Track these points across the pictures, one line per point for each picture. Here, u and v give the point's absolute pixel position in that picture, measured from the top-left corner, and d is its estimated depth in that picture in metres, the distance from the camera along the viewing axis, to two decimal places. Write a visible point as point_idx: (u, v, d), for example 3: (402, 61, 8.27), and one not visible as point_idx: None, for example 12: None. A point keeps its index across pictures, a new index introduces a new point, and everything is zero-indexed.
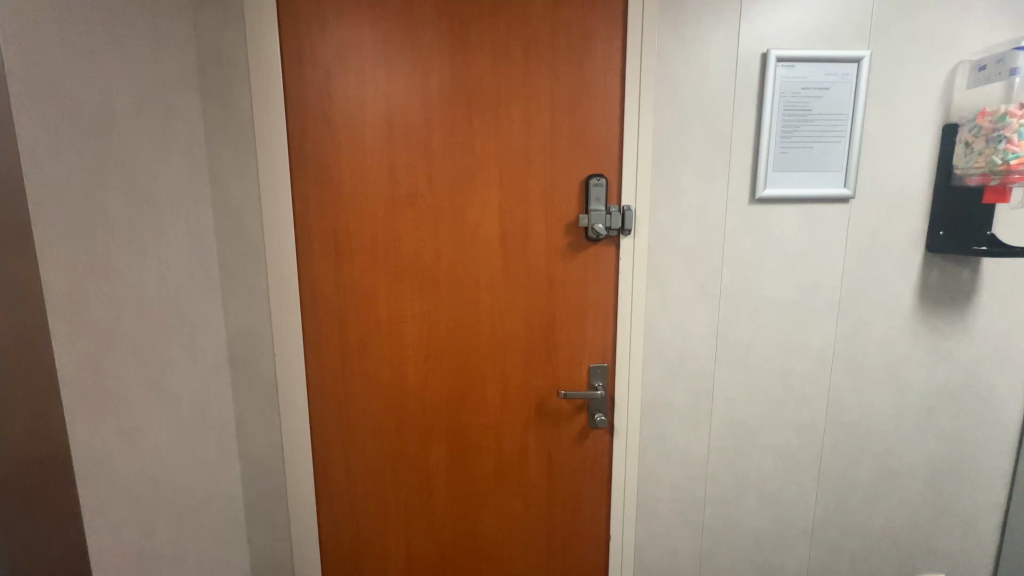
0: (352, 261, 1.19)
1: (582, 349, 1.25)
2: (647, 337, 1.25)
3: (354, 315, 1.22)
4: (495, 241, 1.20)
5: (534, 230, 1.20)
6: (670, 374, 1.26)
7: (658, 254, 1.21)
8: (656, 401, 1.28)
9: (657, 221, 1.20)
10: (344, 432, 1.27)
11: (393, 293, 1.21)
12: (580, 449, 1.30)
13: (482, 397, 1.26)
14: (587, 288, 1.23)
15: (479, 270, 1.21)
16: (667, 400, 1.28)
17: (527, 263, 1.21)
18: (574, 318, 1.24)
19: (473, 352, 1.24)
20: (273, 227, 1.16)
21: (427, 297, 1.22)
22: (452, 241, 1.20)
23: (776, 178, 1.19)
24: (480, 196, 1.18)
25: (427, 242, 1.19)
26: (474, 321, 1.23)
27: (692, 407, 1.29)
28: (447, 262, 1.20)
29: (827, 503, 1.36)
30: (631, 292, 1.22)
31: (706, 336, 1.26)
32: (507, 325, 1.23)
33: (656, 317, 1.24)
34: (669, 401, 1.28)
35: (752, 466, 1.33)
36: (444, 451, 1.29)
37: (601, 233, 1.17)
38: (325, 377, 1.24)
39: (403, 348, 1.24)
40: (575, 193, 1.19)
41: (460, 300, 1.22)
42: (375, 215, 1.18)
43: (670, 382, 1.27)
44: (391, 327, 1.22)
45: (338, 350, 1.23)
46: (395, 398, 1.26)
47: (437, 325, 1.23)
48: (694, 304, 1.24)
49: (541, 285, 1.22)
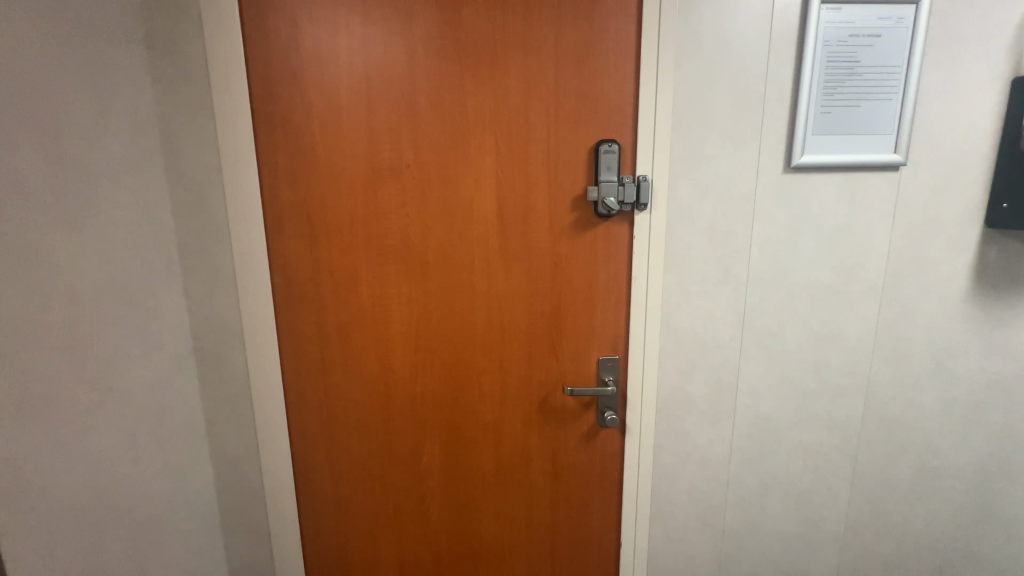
0: (330, 242, 1.06)
1: (590, 340, 1.12)
2: (664, 326, 1.11)
3: (334, 302, 1.08)
4: (492, 218, 1.05)
5: (536, 206, 1.05)
6: (689, 367, 1.13)
7: (677, 233, 1.06)
8: (672, 397, 1.15)
9: (676, 193, 1.04)
10: (327, 431, 1.15)
11: (376, 279, 1.07)
12: (588, 449, 1.18)
13: (480, 393, 1.14)
14: (596, 271, 1.08)
15: (474, 251, 1.07)
16: (685, 395, 1.15)
17: (529, 244, 1.07)
18: (582, 305, 1.10)
19: (468, 344, 1.11)
20: (239, 203, 1.02)
21: (416, 283, 1.08)
22: (443, 219, 1.05)
23: (815, 142, 1.03)
24: (475, 167, 1.03)
25: (414, 220, 1.05)
26: (469, 309, 1.09)
27: (713, 403, 1.15)
28: (437, 243, 1.06)
29: (860, 505, 1.23)
30: (645, 276, 1.07)
31: (730, 325, 1.12)
32: (506, 314, 1.10)
33: (674, 304, 1.10)
34: (687, 396, 1.15)
35: (779, 466, 1.20)
36: (438, 452, 1.17)
37: (612, 207, 1.02)
38: (303, 371, 1.11)
39: (390, 340, 1.10)
40: (583, 162, 1.04)
41: (453, 287, 1.08)
42: (355, 189, 1.03)
43: (689, 376, 1.13)
44: (376, 317, 1.09)
45: (317, 342, 1.10)
46: (383, 394, 1.13)
47: (428, 314, 1.09)
48: (716, 289, 1.09)
49: (545, 267, 1.08)
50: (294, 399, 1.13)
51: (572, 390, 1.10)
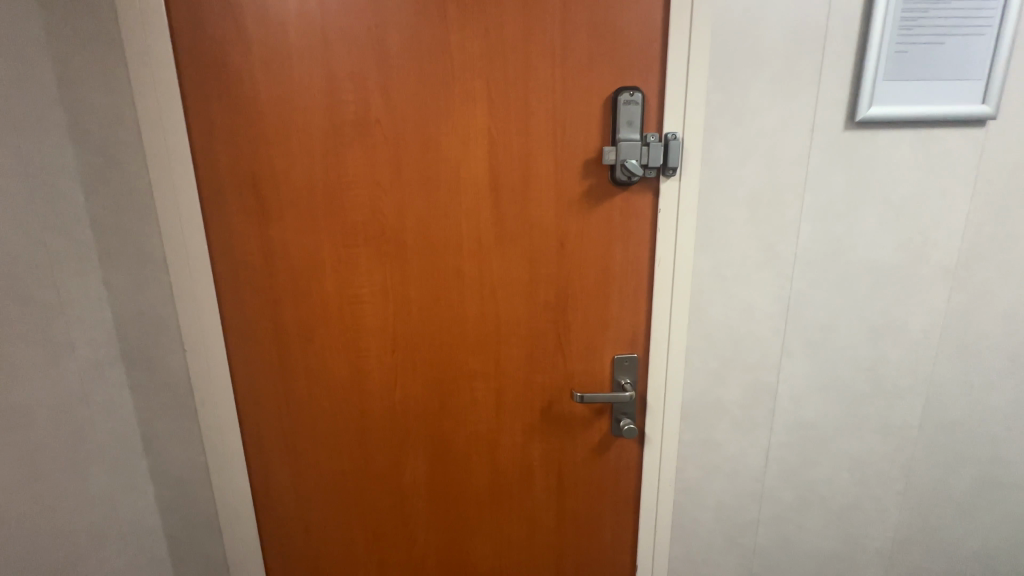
0: (285, 219, 0.85)
1: (604, 335, 0.93)
2: (693, 318, 0.92)
3: (291, 293, 0.88)
4: (485, 188, 0.85)
5: (538, 172, 0.85)
6: (721, 366, 0.95)
7: (712, 205, 0.86)
8: (700, 401, 0.97)
9: (711, 156, 0.84)
10: (289, 445, 0.96)
11: (343, 264, 0.87)
12: (600, 462, 1.00)
13: (471, 399, 0.95)
14: (612, 252, 0.89)
15: (463, 229, 0.87)
16: (714, 399, 0.97)
17: (530, 221, 0.87)
18: (594, 294, 0.91)
19: (457, 342, 0.92)
20: (165, 169, 0.81)
21: (393, 268, 0.88)
22: (424, 189, 0.85)
23: (887, 90, 0.82)
24: (462, 124, 0.83)
25: (387, 190, 0.84)
26: (458, 299, 0.90)
27: (747, 407, 0.98)
28: (416, 219, 0.86)
29: (911, 520, 1.07)
30: (672, 258, 0.88)
31: (771, 316, 0.93)
32: (502, 306, 0.91)
33: (706, 292, 0.91)
34: (717, 400, 0.97)
35: (821, 478, 1.03)
36: (423, 468, 0.99)
37: (635, 173, 0.82)
38: (258, 376, 0.92)
39: (364, 339, 0.91)
40: (597, 116, 0.83)
41: (438, 273, 0.88)
42: (313, 153, 0.83)
43: (720, 377, 0.96)
44: (344, 310, 0.89)
45: (272, 340, 0.91)
46: (355, 402, 0.94)
47: (409, 307, 0.90)
48: (757, 274, 0.90)
49: (550, 248, 0.88)
50: (248, 409, 0.94)
51: (582, 396, 0.92)
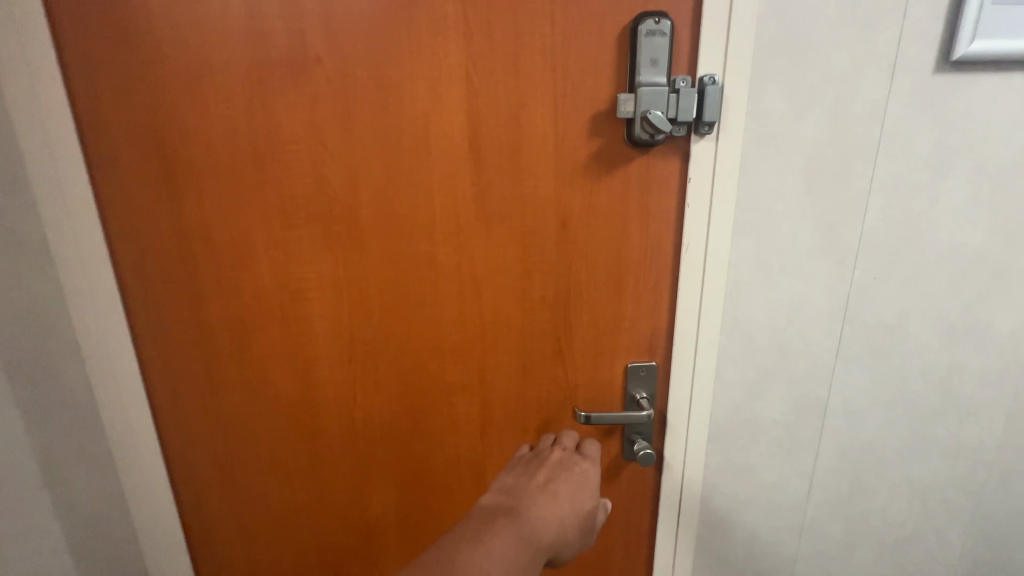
0: (204, 191, 0.66)
1: (615, 340, 0.74)
2: (728, 318, 0.73)
3: (218, 289, 0.69)
4: (463, 151, 0.65)
5: (533, 130, 0.65)
6: (761, 376, 0.76)
7: (757, 174, 0.67)
8: (733, 419, 0.78)
9: (759, 108, 0.64)
10: (227, 474, 0.78)
11: (284, 248, 0.68)
12: (609, 491, 0.83)
13: (450, 418, 0.77)
14: (627, 234, 0.69)
15: (436, 204, 0.67)
16: (750, 416, 0.78)
17: (522, 193, 0.67)
18: (604, 288, 0.72)
19: (431, 348, 0.73)
20: (40, 128, 0.62)
21: (347, 255, 0.69)
22: (382, 150, 0.65)
23: (996, 18, 0.62)
24: (432, 64, 0.62)
25: (334, 154, 0.65)
26: (432, 295, 0.71)
27: (791, 426, 0.80)
28: (374, 191, 0.66)
29: (979, 556, 0.90)
30: (704, 242, 0.68)
31: (827, 315, 0.74)
32: (488, 302, 0.72)
33: (746, 285, 0.71)
34: (754, 417, 0.79)
35: (874, 508, 0.86)
36: (393, 499, 0.81)
37: (661, 129, 0.61)
38: (183, 390, 0.74)
39: (314, 344, 0.72)
40: (610, 54, 0.63)
41: (406, 261, 0.69)
42: (234, 102, 0.63)
43: (758, 390, 0.77)
44: (288, 308, 0.70)
45: (198, 346, 0.72)
46: (306, 422, 0.76)
47: (370, 304, 0.71)
48: (810, 261, 0.71)
49: (548, 229, 0.69)
50: (172, 430, 0.76)
51: (588, 416, 0.74)
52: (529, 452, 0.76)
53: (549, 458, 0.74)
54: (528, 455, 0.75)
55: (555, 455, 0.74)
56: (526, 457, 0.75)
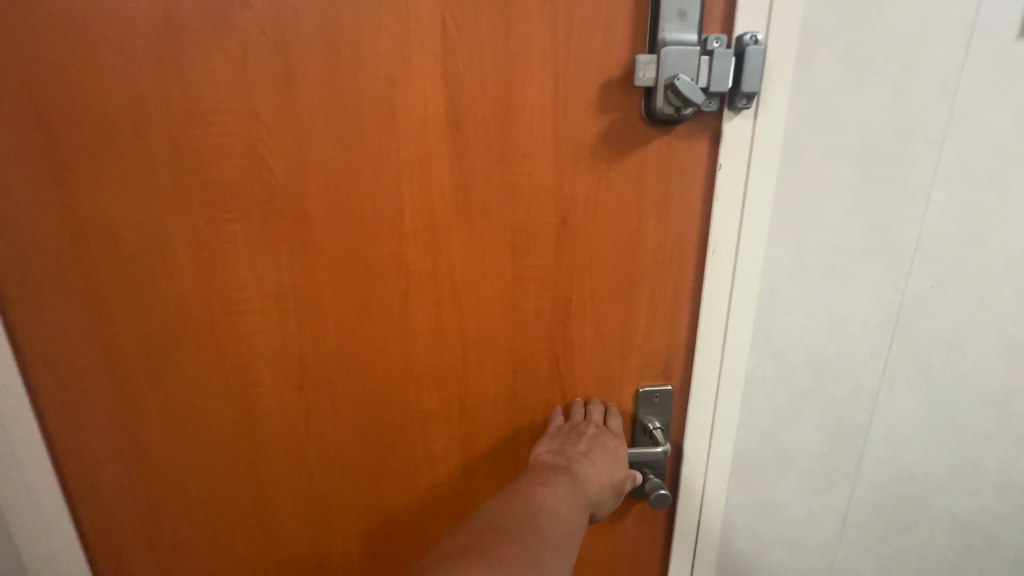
0: (105, 174, 0.51)
1: (624, 359, 0.62)
2: (758, 333, 0.61)
3: (130, 298, 0.55)
4: (438, 126, 0.51)
5: (527, 101, 0.51)
6: (794, 401, 0.65)
7: (801, 161, 0.54)
8: (759, 451, 0.67)
9: (807, 79, 0.52)
10: (151, 522, 0.64)
11: (210, 248, 0.54)
12: (613, 533, 0.70)
13: (425, 451, 0.64)
14: (641, 232, 0.57)
15: (404, 194, 0.53)
16: (779, 446, 0.67)
17: (512, 181, 0.54)
18: (612, 298, 0.59)
19: (401, 370, 0.60)
20: None
21: (291, 258, 0.54)
22: (335, 126, 0.51)
23: None
24: (398, 13, 0.48)
25: (271, 129, 0.51)
26: (402, 307, 0.57)
27: (825, 457, 0.68)
28: (324, 177, 0.52)
29: None
30: (735, 243, 0.56)
31: (874, 330, 0.62)
32: (471, 315, 0.58)
33: (781, 295, 0.59)
34: (783, 448, 0.67)
35: (913, 547, 0.75)
36: (357, 547, 0.68)
37: (690, 99, 0.48)
38: (88, 422, 0.59)
39: (254, 367, 0.58)
40: (626, 6, 0.49)
41: (367, 266, 0.55)
42: (137, 59, 0.48)
43: (789, 417, 0.65)
44: (218, 323, 0.56)
45: (105, 369, 0.57)
46: (247, 458, 0.62)
47: (323, 317, 0.57)
48: (860, 267, 0.59)
49: (544, 226, 0.56)
50: (79, 469, 0.61)
51: None
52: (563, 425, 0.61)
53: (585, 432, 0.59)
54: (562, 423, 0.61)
55: (591, 427, 0.59)
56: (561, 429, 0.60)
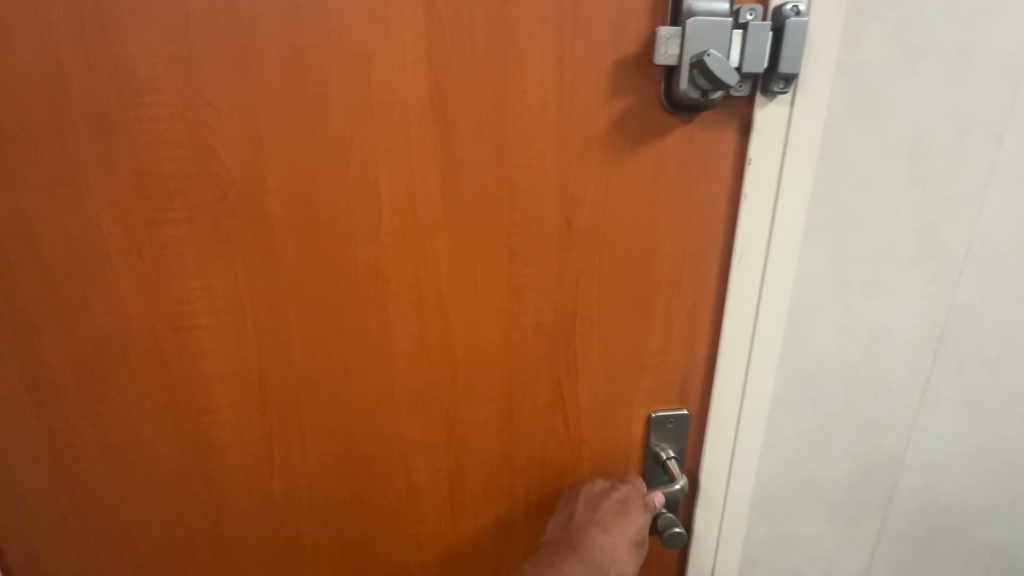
0: (19, 166, 0.43)
1: (634, 381, 0.54)
2: (787, 352, 0.54)
3: (57, 313, 0.47)
4: (420, 111, 0.44)
5: (526, 83, 0.44)
6: (824, 428, 0.57)
7: (842, 156, 0.47)
8: (784, 481, 0.59)
9: (852, 60, 0.44)
10: (93, 567, 0.56)
11: (152, 255, 0.45)
12: None
13: (409, 486, 0.56)
14: (657, 237, 0.49)
15: (381, 192, 0.45)
16: (805, 477, 0.60)
17: (507, 176, 0.46)
18: (623, 312, 0.51)
19: (380, 395, 0.52)
20: None
21: (249, 266, 0.46)
22: (297, 110, 0.43)
23: None
24: None
25: (220, 113, 0.42)
26: (380, 324, 0.49)
27: (856, 488, 0.61)
28: (285, 171, 0.44)
29: None
30: (766, 250, 0.48)
31: (916, 349, 0.55)
32: (460, 333, 0.51)
33: (814, 309, 0.52)
34: (810, 479, 0.60)
35: None
36: None
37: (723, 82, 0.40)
38: (13, 455, 0.51)
39: (208, 393, 0.50)
40: None
41: (339, 277, 0.47)
42: (53, 25, 0.40)
43: (818, 445, 0.58)
44: (164, 342, 0.48)
45: (31, 395, 0.49)
46: (204, 496, 0.54)
47: (288, 336, 0.49)
48: (904, 279, 0.52)
49: (544, 230, 0.48)
50: (5, 508, 0.53)
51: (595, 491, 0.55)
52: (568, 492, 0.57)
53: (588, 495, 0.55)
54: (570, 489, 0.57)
55: (598, 488, 0.56)
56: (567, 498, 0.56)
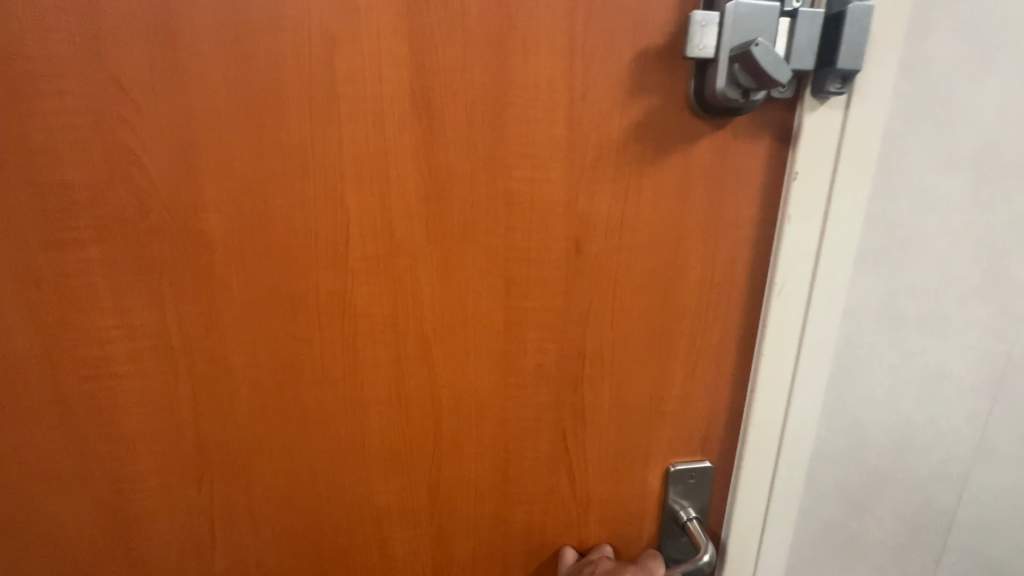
0: None
1: (651, 429, 0.46)
2: (832, 398, 0.46)
3: None
4: (399, 110, 0.35)
5: (529, 78, 0.36)
6: (867, 481, 0.50)
7: (899, 170, 0.40)
8: (821, 545, 0.52)
9: (916, 55, 0.38)
10: None
11: (53, 285, 0.36)
12: None
13: (382, 558, 0.47)
14: (681, 264, 0.41)
15: (348, 207, 0.37)
16: (843, 538, 0.52)
17: (505, 190, 0.38)
18: (640, 350, 0.43)
19: (347, 453, 0.43)
20: None
21: (178, 300, 0.37)
22: (241, 103, 0.34)
23: None
24: None
25: (141, 105, 0.33)
26: (348, 370, 0.40)
27: (902, 551, 0.53)
28: (226, 181, 0.35)
29: None
30: (811, 280, 0.41)
31: (970, 392, 0.48)
32: (446, 379, 0.42)
33: (864, 349, 0.45)
34: (848, 539, 0.52)
35: None
36: None
37: (769, 83, 0.33)
38: None
39: (129, 456, 0.40)
40: None
41: (297, 312, 0.38)
42: None
43: (859, 501, 0.51)
44: (70, 393, 0.38)
45: None
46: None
47: (231, 386, 0.40)
48: (961, 313, 0.45)
49: (548, 254, 0.40)
50: None
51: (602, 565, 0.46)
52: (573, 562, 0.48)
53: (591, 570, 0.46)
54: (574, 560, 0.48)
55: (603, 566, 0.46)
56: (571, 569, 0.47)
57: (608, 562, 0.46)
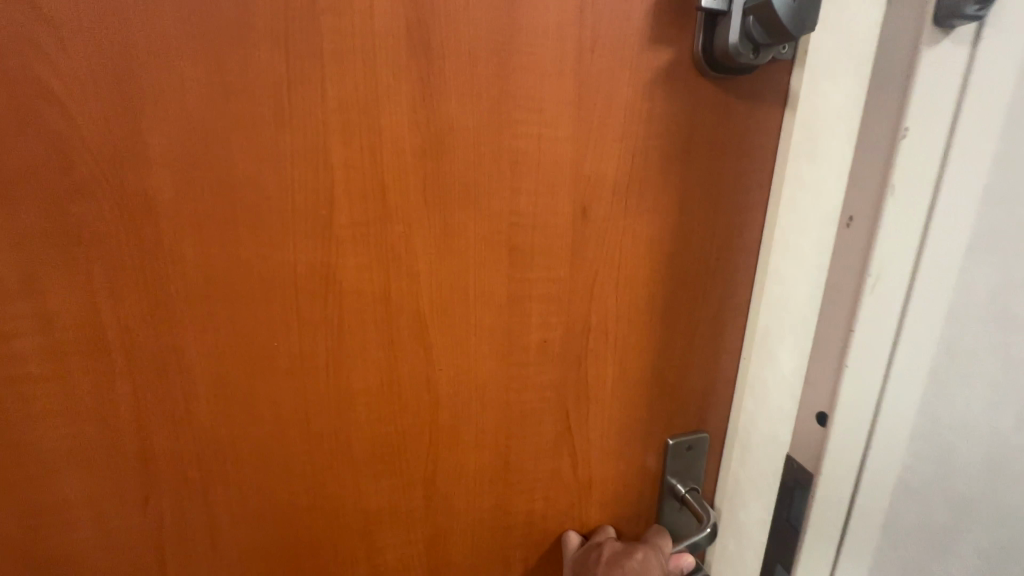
0: None
1: (652, 403, 0.45)
2: (945, 387, 0.46)
3: None
4: (394, 54, 0.31)
5: (538, 25, 0.33)
6: (928, 474, 0.48)
7: (986, 142, 0.38)
8: (924, 544, 0.51)
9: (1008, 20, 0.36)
10: None
11: None
12: None
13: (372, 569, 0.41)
14: (683, 229, 0.40)
15: (334, 166, 0.31)
16: (899, 537, 0.49)
17: (511, 149, 0.35)
18: (644, 322, 0.42)
19: (355, 450, 0.38)
20: None
21: (114, 282, 0.30)
22: (200, 30, 0.28)
23: None
24: None
25: (57, 23, 0.26)
26: (331, 356, 0.35)
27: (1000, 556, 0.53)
28: (178, 128, 0.29)
29: None
30: (916, 257, 0.40)
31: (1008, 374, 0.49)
32: (444, 363, 0.38)
33: (976, 335, 0.46)
34: (905, 544, 0.49)
35: None
36: None
37: (788, 38, 0.33)
38: None
39: (49, 482, 0.32)
40: None
41: (271, 293, 0.33)
42: None
43: (915, 496, 0.49)
44: None
45: None
46: None
47: (185, 383, 0.33)
48: (1004, 295, 0.46)
49: (555, 221, 0.37)
50: None
51: (610, 549, 0.44)
52: (578, 548, 0.45)
53: (599, 555, 0.43)
54: (578, 545, 0.45)
55: (610, 550, 0.43)
56: (577, 556, 0.45)
57: (614, 545, 0.44)
